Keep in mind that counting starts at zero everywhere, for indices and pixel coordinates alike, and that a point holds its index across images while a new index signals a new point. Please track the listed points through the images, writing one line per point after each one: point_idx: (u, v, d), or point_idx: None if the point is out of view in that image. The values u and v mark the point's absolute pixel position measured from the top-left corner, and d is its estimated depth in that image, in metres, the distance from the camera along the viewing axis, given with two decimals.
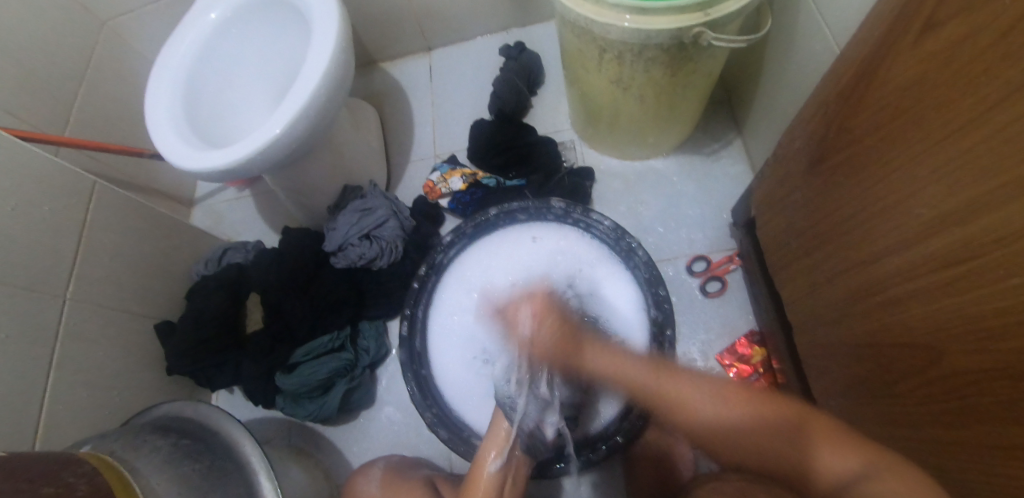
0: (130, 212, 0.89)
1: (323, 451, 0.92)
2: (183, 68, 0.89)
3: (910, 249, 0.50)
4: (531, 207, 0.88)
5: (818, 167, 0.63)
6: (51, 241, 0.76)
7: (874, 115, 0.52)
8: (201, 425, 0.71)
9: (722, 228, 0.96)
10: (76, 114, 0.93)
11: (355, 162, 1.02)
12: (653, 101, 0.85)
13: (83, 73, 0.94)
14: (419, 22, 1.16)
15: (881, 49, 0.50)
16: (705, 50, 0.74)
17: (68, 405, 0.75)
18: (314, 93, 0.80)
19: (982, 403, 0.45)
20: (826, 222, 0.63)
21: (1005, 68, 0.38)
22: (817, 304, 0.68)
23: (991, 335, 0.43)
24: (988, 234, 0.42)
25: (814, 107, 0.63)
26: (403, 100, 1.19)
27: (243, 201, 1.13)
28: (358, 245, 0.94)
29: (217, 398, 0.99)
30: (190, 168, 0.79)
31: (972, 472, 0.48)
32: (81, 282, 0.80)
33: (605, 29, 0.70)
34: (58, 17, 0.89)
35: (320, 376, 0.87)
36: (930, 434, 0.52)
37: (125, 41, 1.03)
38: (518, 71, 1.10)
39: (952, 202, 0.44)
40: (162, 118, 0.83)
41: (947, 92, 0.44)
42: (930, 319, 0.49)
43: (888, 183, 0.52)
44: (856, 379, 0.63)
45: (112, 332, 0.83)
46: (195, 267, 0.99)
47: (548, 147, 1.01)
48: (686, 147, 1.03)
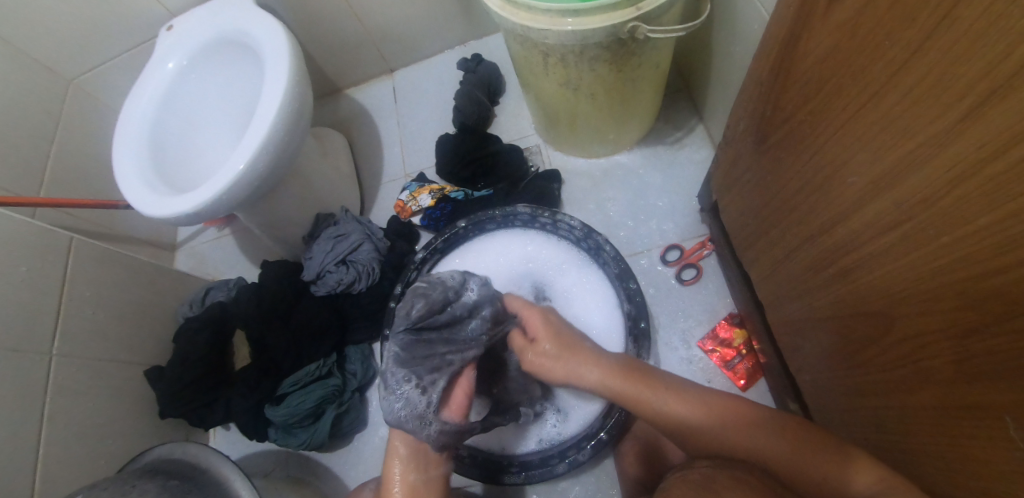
0: (110, 263, 0.92)
1: (322, 478, 0.93)
2: (147, 119, 0.91)
3: (850, 219, 0.50)
4: (498, 215, 0.89)
5: (762, 146, 0.64)
6: (33, 300, 0.78)
7: (800, 92, 0.53)
8: (190, 464, 0.73)
9: (692, 215, 0.97)
10: (50, 175, 0.95)
11: (326, 190, 1.04)
12: (606, 98, 0.86)
13: (53, 134, 0.97)
14: (376, 46, 1.18)
15: (795, 26, 0.50)
16: (645, 43, 0.75)
17: (63, 459, 0.76)
18: (272, 127, 0.81)
19: (940, 364, 0.45)
20: (777, 199, 0.64)
21: (902, 32, 0.38)
22: (782, 281, 0.68)
23: (936, 295, 0.43)
24: (916, 196, 0.41)
25: (750, 87, 0.63)
26: (370, 124, 1.21)
27: (224, 240, 1.16)
28: (335, 271, 0.96)
29: (213, 437, 1.00)
30: (159, 214, 0.81)
31: (941, 435, 0.47)
32: (67, 337, 0.81)
33: (542, 34, 0.71)
34: (23, 82, 0.92)
35: (309, 403, 0.88)
36: (894, 402, 0.53)
37: (93, 98, 1.06)
38: (478, 83, 1.12)
39: (879, 167, 0.45)
40: (128, 169, 0.85)
41: (858, 60, 0.44)
42: (879, 284, 0.49)
43: (822, 156, 0.52)
44: (825, 353, 0.63)
45: (102, 383, 0.85)
46: (180, 310, 1.02)
47: (512, 154, 1.02)
48: (650, 138, 1.04)
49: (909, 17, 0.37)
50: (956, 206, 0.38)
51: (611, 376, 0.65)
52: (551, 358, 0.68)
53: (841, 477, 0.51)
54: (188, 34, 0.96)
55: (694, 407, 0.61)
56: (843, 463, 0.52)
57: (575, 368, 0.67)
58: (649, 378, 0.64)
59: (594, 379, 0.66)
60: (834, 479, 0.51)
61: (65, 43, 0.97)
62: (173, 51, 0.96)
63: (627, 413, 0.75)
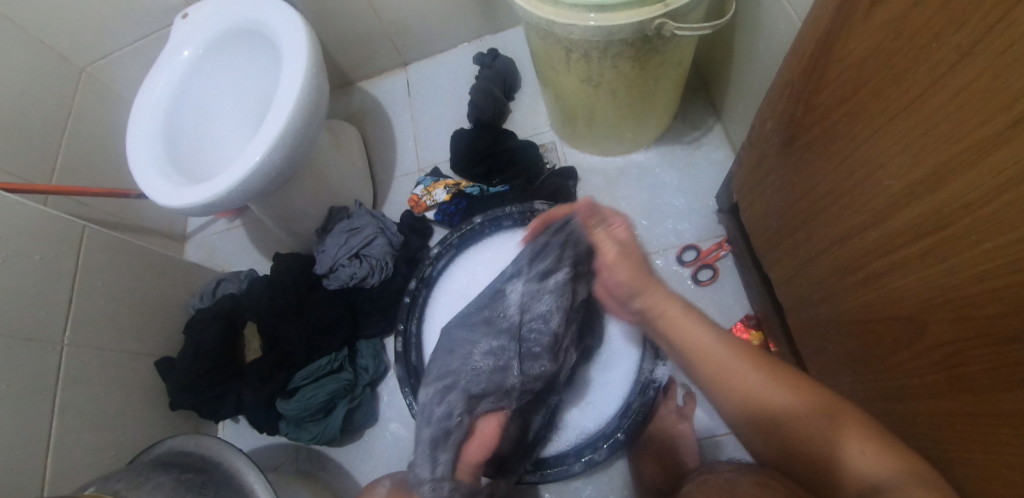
0: (122, 253, 0.91)
1: (332, 473, 0.92)
2: (161, 108, 0.90)
3: (885, 222, 0.50)
4: (515, 212, 0.89)
5: (791, 146, 0.63)
6: (46, 289, 0.77)
7: (836, 92, 0.52)
8: (203, 457, 0.71)
9: (709, 215, 0.96)
10: (62, 161, 0.94)
11: (340, 183, 1.03)
12: (626, 95, 0.85)
13: (66, 122, 0.96)
14: (391, 38, 1.17)
15: (833, 25, 0.50)
16: (669, 41, 0.74)
17: (75, 450, 0.76)
18: (290, 118, 0.81)
19: (975, 371, 0.44)
20: (804, 199, 0.63)
21: (951, 34, 0.38)
22: (806, 284, 0.68)
23: (974, 303, 0.42)
24: (958, 201, 0.41)
25: (779, 87, 0.62)
26: (383, 117, 1.21)
27: (234, 232, 1.15)
28: (348, 265, 0.95)
29: (222, 429, 1.00)
30: (174, 204, 0.80)
31: (973, 444, 0.47)
32: (79, 327, 0.81)
33: (567, 29, 0.71)
34: (37, 69, 0.91)
35: (321, 398, 0.87)
36: (923, 408, 0.52)
37: (105, 85, 1.05)
38: (494, 78, 1.11)
39: (918, 172, 0.44)
40: (143, 157, 0.84)
41: (901, 62, 0.43)
42: (912, 290, 0.49)
43: (856, 159, 0.52)
44: (851, 357, 0.62)
45: (113, 374, 0.84)
46: (191, 300, 1.01)
47: (527, 150, 1.01)
48: (667, 137, 1.03)
49: (961, 18, 0.36)
50: (1001, 213, 0.37)
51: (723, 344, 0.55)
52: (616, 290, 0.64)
53: (834, 447, 0.47)
54: (203, 22, 0.95)
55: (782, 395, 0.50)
56: (830, 421, 0.48)
57: (663, 308, 0.60)
58: (764, 362, 0.53)
59: (701, 344, 0.56)
60: (827, 443, 0.47)
61: (78, 29, 0.96)
62: (187, 39, 0.95)
63: (644, 412, 0.75)
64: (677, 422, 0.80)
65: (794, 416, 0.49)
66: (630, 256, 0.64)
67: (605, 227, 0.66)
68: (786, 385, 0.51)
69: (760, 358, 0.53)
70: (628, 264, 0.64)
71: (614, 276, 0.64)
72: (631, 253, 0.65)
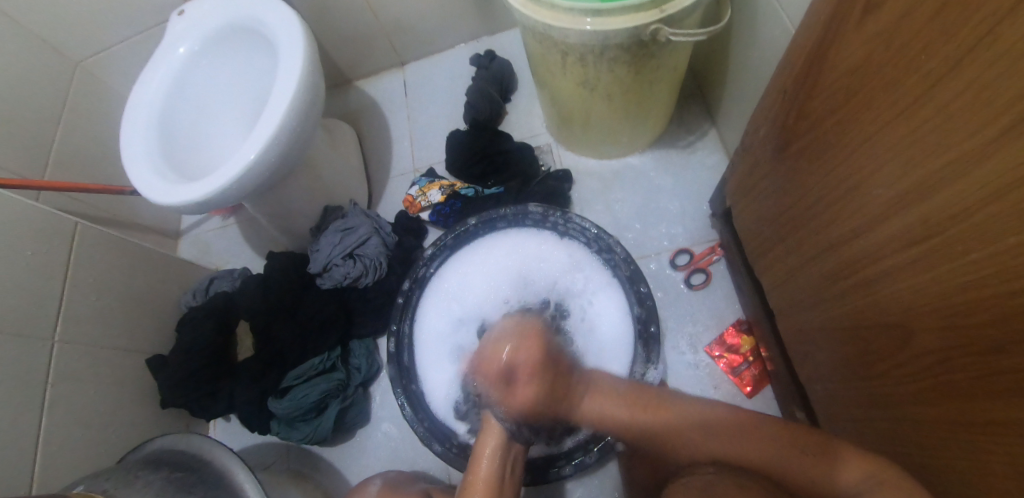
0: (115, 249, 0.90)
1: (323, 472, 0.92)
2: (156, 104, 0.90)
3: (874, 230, 0.50)
4: (509, 214, 0.89)
5: (783, 153, 0.64)
6: (37, 285, 0.76)
7: (828, 100, 0.53)
8: (193, 456, 0.71)
9: (703, 220, 0.97)
10: (55, 157, 0.94)
11: (335, 182, 1.03)
12: (622, 99, 0.85)
13: (59, 117, 0.95)
14: (389, 38, 1.17)
15: (826, 33, 0.50)
16: (665, 46, 0.75)
17: (64, 447, 0.75)
18: (285, 116, 0.80)
19: (959, 379, 0.45)
20: (796, 207, 0.64)
21: (941, 45, 0.38)
22: (796, 290, 0.69)
23: (959, 312, 0.43)
24: (944, 211, 0.41)
25: (773, 95, 0.63)
26: (379, 117, 1.20)
27: (228, 229, 1.15)
28: (342, 264, 0.95)
29: (214, 427, 1.00)
30: (168, 202, 0.80)
31: (958, 451, 0.47)
32: (69, 323, 0.80)
33: (563, 33, 0.71)
34: (31, 63, 0.91)
35: (313, 397, 0.87)
36: (909, 415, 0.53)
37: (99, 80, 1.05)
38: (491, 80, 1.11)
39: (906, 182, 0.44)
40: (137, 154, 0.84)
41: (891, 73, 0.43)
42: (899, 298, 0.49)
43: (846, 167, 0.52)
44: (839, 363, 0.63)
45: (104, 371, 0.84)
46: (183, 298, 1.01)
47: (522, 153, 1.02)
48: (662, 141, 1.04)
49: (948, 32, 0.37)
50: (985, 224, 0.38)
51: (631, 401, 0.68)
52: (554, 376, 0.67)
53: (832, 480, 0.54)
54: (199, 19, 0.95)
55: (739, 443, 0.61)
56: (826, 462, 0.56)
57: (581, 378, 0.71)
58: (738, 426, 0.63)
59: (605, 407, 0.69)
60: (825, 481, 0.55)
61: (72, 23, 0.96)
62: (184, 36, 0.94)
63: None
64: None
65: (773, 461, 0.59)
66: (536, 355, 0.67)
67: (517, 351, 0.67)
68: (762, 440, 0.61)
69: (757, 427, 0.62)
70: (525, 353, 0.67)
71: (523, 404, 0.67)
72: (545, 369, 0.67)
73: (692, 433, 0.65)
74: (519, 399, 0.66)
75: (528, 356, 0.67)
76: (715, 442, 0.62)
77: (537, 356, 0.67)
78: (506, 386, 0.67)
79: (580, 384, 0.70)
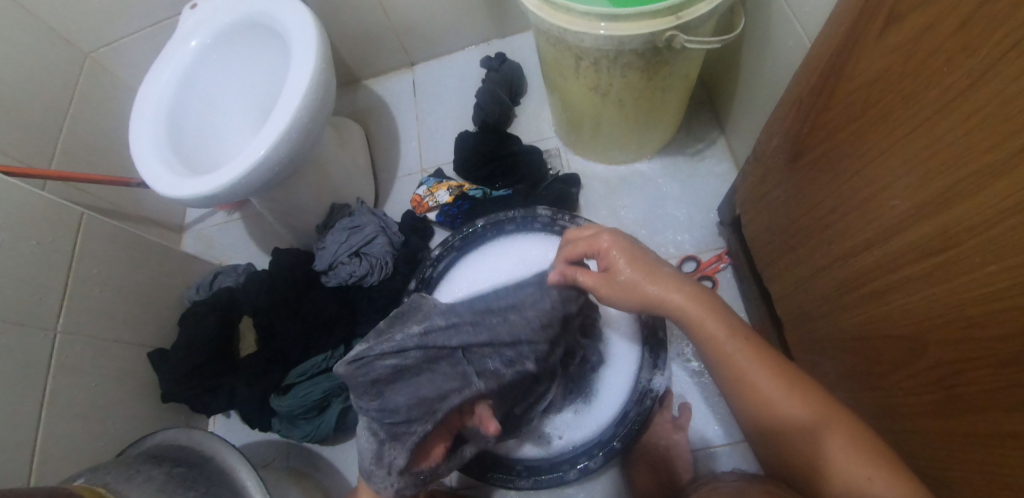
0: (119, 241, 0.90)
1: (322, 472, 0.92)
2: (166, 98, 0.90)
3: (889, 242, 0.50)
4: (518, 217, 0.89)
5: (797, 162, 0.64)
6: (41, 275, 0.76)
7: (844, 111, 0.53)
8: (195, 451, 0.71)
9: (710, 227, 0.97)
10: (63, 147, 0.93)
11: (342, 180, 1.03)
12: (633, 104, 0.85)
13: (68, 107, 0.95)
14: (399, 38, 1.17)
15: (844, 45, 0.50)
16: (679, 53, 0.75)
17: (63, 439, 0.74)
18: (297, 112, 0.80)
19: (971, 392, 0.45)
20: (808, 216, 0.64)
21: (963, 58, 0.38)
22: (806, 299, 0.69)
23: (972, 324, 0.43)
24: (961, 224, 0.41)
25: (787, 104, 0.63)
26: (388, 116, 1.20)
27: (233, 225, 1.15)
28: (348, 263, 0.94)
29: (213, 424, 0.99)
30: (175, 195, 0.79)
31: (967, 464, 0.47)
32: (72, 314, 0.80)
33: (578, 37, 0.71)
34: (42, 53, 0.90)
35: (315, 396, 0.87)
36: (920, 427, 0.53)
37: (108, 71, 1.05)
38: (501, 82, 1.11)
39: (923, 194, 0.45)
40: (146, 146, 0.83)
41: (910, 85, 0.44)
42: (912, 309, 0.49)
43: (861, 178, 0.52)
44: (849, 374, 0.63)
45: (105, 364, 0.83)
46: (187, 292, 1.00)
47: (531, 156, 1.02)
48: (670, 148, 1.04)
49: (971, 46, 0.37)
50: (1001, 237, 0.38)
51: (739, 343, 0.58)
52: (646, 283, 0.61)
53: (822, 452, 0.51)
54: (212, 13, 0.94)
55: (797, 407, 0.54)
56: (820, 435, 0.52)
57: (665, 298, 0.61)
58: (763, 356, 0.58)
59: (679, 301, 0.60)
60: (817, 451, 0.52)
61: (85, 14, 0.96)
62: (196, 30, 0.94)
63: (641, 422, 0.75)
64: (671, 432, 0.80)
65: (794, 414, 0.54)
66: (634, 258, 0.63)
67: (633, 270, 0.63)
68: (788, 391, 0.55)
69: (782, 369, 0.57)
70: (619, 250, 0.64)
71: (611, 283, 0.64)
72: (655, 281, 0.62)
73: (731, 341, 0.58)
74: (608, 296, 0.64)
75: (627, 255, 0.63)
76: (759, 377, 0.56)
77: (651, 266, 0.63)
78: (610, 275, 0.64)
79: (666, 290, 0.61)
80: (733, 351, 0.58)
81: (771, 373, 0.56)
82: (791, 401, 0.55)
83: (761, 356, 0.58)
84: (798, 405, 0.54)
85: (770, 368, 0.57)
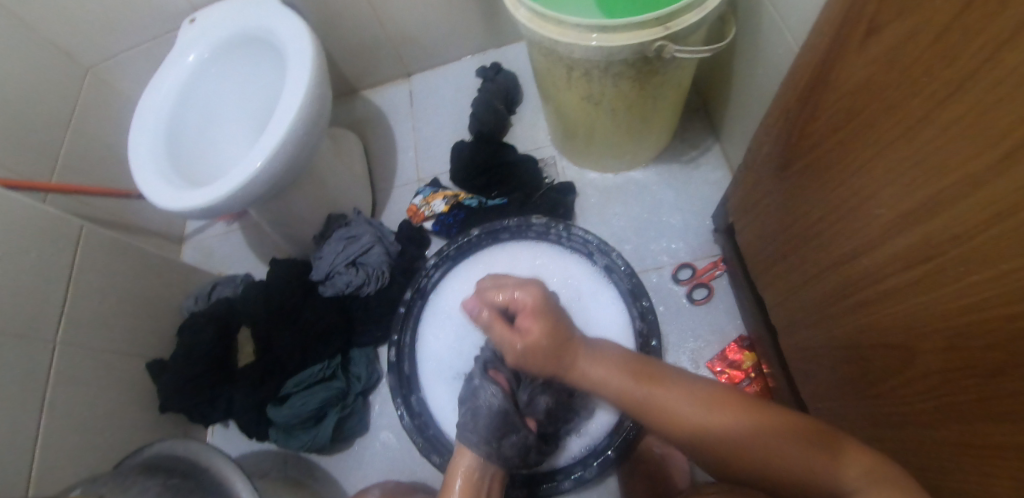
0: (119, 253, 0.91)
1: (320, 481, 0.92)
2: (164, 113, 0.91)
3: (875, 250, 0.50)
4: (512, 225, 0.90)
5: (786, 170, 0.64)
6: (41, 287, 0.77)
7: (829, 121, 0.53)
8: (191, 461, 0.71)
9: (705, 235, 0.97)
10: (63, 160, 0.95)
11: (339, 190, 1.04)
12: (626, 113, 0.86)
13: (69, 121, 0.96)
14: (396, 49, 1.18)
15: (830, 54, 0.51)
16: (670, 62, 0.75)
17: (61, 450, 0.75)
18: (293, 122, 0.81)
19: (959, 400, 0.45)
20: (797, 223, 0.64)
21: (943, 69, 0.38)
22: (797, 308, 0.69)
23: (958, 334, 0.43)
24: (944, 233, 0.41)
25: (776, 112, 0.63)
26: (385, 126, 1.22)
27: (232, 235, 1.16)
28: (344, 273, 0.95)
29: (212, 434, 1.00)
30: (171, 207, 0.80)
31: (955, 472, 0.47)
32: (71, 326, 0.80)
33: (569, 48, 0.71)
34: (43, 69, 0.92)
35: (312, 406, 0.87)
36: (910, 434, 0.52)
37: (109, 85, 1.06)
38: (496, 92, 1.12)
39: (907, 203, 0.45)
40: (144, 159, 0.84)
41: (893, 94, 0.44)
42: (900, 318, 0.49)
43: (847, 186, 0.52)
44: (841, 382, 0.63)
45: (105, 376, 0.84)
46: (185, 303, 1.01)
47: (526, 165, 1.02)
48: (665, 156, 1.04)
49: (949, 56, 0.37)
50: (985, 246, 0.38)
51: (620, 378, 0.57)
52: (583, 365, 0.60)
53: (834, 480, 0.46)
54: (212, 27, 0.96)
55: (740, 422, 0.51)
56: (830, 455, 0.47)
57: (579, 365, 0.60)
58: (660, 376, 0.57)
59: (618, 387, 0.57)
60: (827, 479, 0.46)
61: (85, 27, 0.97)
62: (195, 44, 0.96)
63: (635, 431, 0.75)
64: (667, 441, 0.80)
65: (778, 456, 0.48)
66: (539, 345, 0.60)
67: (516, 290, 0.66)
68: (735, 411, 0.52)
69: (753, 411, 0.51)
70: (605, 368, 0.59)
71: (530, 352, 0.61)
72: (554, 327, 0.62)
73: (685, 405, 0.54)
74: (586, 370, 0.59)
75: (539, 325, 0.61)
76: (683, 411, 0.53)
77: (545, 337, 0.60)
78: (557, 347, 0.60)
79: (576, 356, 0.60)
80: (692, 403, 0.54)
81: (677, 385, 0.56)
82: (742, 422, 0.51)
83: (654, 376, 0.57)
84: (736, 419, 0.51)
85: (715, 404, 0.53)
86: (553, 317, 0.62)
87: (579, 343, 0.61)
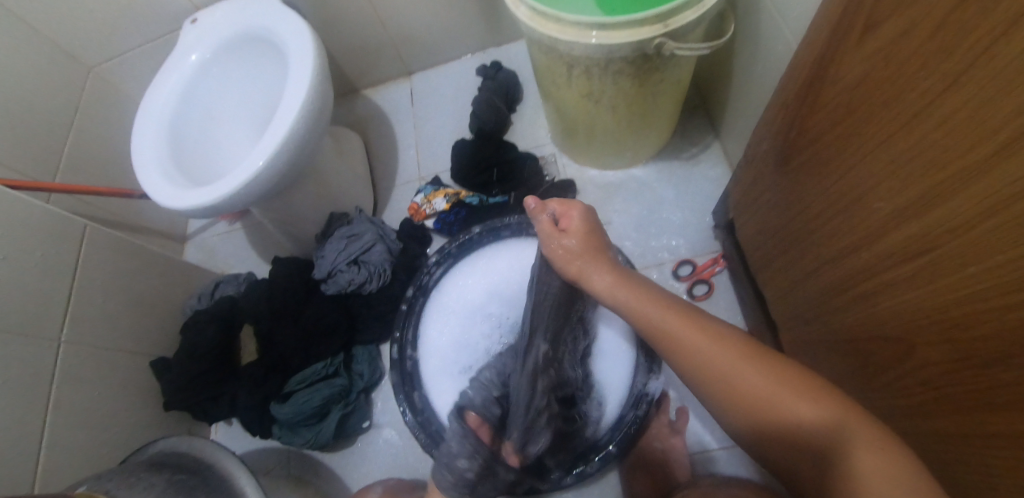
0: (122, 252, 0.91)
1: (323, 479, 0.92)
2: (166, 112, 0.91)
3: (874, 244, 0.51)
4: (513, 223, 0.91)
5: (785, 166, 0.64)
6: (46, 285, 0.77)
7: (828, 116, 0.54)
8: (196, 458, 0.71)
9: (706, 231, 0.97)
10: (66, 160, 0.95)
11: (341, 188, 1.05)
12: (626, 110, 0.86)
13: (72, 122, 0.97)
14: (396, 47, 1.19)
15: (827, 50, 0.51)
16: (669, 60, 0.76)
17: (67, 448, 0.76)
18: (295, 120, 0.81)
19: (958, 391, 0.45)
20: (797, 218, 0.64)
21: (939, 64, 0.39)
22: (797, 303, 0.69)
23: (956, 326, 0.43)
24: (942, 226, 0.42)
25: (775, 108, 0.63)
26: (386, 125, 1.22)
27: (234, 234, 1.17)
28: (347, 270, 0.95)
29: (215, 432, 1.00)
30: (174, 206, 0.80)
31: (955, 463, 0.48)
32: (75, 325, 0.81)
33: (569, 46, 0.72)
34: (46, 69, 0.92)
35: (315, 402, 0.87)
36: (911, 427, 0.53)
37: (111, 86, 1.07)
38: (496, 91, 1.13)
39: (905, 196, 0.45)
40: (147, 158, 0.85)
41: (890, 89, 0.44)
42: (899, 311, 0.50)
43: (846, 180, 0.53)
44: (841, 376, 0.63)
45: (109, 374, 0.85)
46: (188, 302, 1.02)
47: (525, 163, 1.03)
48: (665, 153, 1.05)
49: (944, 51, 0.38)
50: (982, 238, 0.38)
51: (671, 316, 0.59)
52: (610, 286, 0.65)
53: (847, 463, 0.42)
54: (213, 28, 0.97)
55: (803, 402, 0.46)
56: (840, 443, 0.43)
57: (592, 277, 0.66)
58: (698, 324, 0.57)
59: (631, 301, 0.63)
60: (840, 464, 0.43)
61: (87, 28, 0.97)
62: (196, 44, 0.96)
63: (637, 425, 0.76)
64: (668, 436, 0.80)
65: (811, 432, 0.45)
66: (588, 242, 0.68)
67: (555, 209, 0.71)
68: (790, 385, 0.48)
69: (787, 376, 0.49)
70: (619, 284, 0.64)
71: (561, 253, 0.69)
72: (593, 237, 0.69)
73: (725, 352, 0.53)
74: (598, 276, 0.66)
75: (581, 239, 0.68)
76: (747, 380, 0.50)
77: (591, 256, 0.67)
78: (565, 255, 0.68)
79: (598, 267, 0.66)
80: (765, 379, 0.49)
81: (716, 338, 0.55)
82: (812, 411, 0.45)
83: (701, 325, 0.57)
84: (803, 404, 0.46)
85: (744, 354, 0.52)
86: (596, 232, 0.69)
87: (605, 257, 0.68)
